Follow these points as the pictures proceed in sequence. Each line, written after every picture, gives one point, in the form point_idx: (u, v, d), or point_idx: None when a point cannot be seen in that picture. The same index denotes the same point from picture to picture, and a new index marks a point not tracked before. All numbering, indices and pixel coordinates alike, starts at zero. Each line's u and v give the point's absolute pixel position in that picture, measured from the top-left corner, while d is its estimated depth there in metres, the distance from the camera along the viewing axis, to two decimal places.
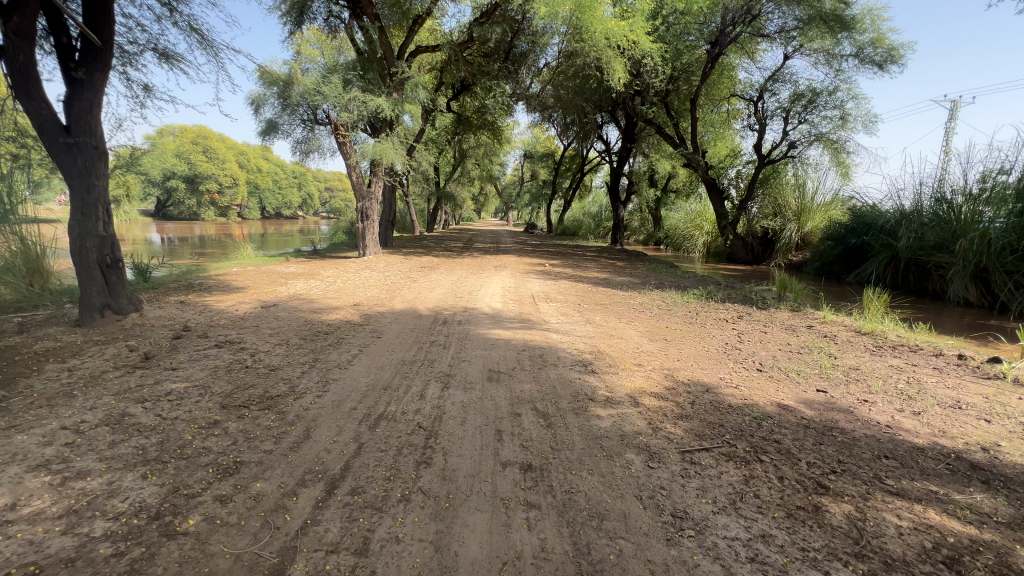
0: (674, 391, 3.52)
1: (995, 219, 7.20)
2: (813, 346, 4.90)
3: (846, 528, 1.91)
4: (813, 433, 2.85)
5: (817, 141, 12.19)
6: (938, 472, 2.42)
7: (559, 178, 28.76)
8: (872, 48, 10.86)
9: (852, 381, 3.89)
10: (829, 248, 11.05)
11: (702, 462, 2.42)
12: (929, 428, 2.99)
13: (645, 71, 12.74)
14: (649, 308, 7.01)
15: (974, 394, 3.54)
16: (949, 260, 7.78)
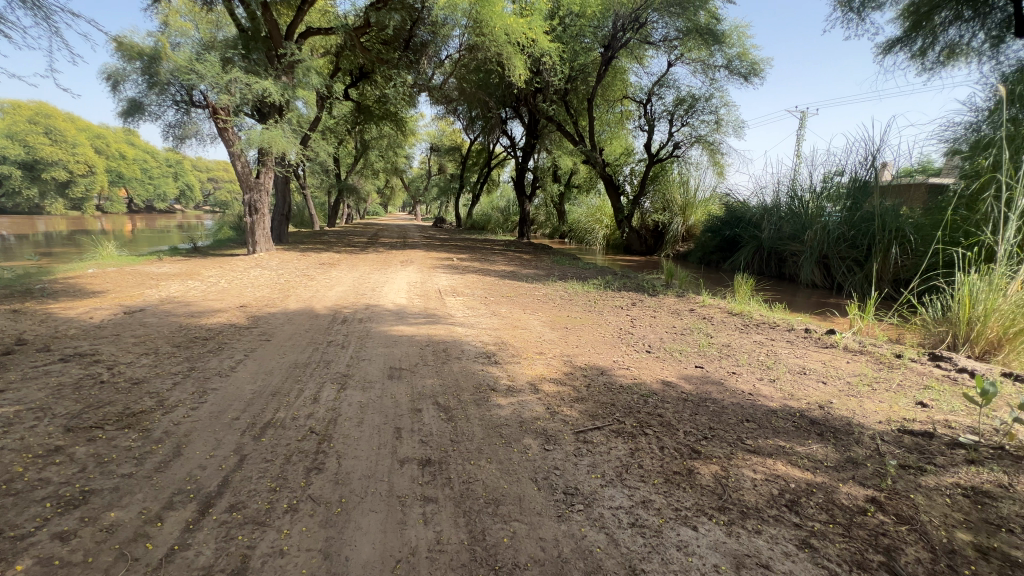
0: (572, 376, 3.71)
1: (833, 213, 8.54)
2: (693, 328, 5.45)
3: (712, 486, 2.15)
4: (690, 405, 3.17)
5: (698, 142, 13.48)
6: (787, 430, 2.82)
7: (467, 173, 28.67)
8: (739, 61, 12.23)
9: (724, 356, 4.39)
10: (709, 240, 12.32)
11: (593, 440, 2.58)
12: (782, 392, 3.48)
13: (545, 69, 13.10)
14: (553, 299, 7.29)
15: (815, 361, 4.19)
16: (800, 248, 9.07)
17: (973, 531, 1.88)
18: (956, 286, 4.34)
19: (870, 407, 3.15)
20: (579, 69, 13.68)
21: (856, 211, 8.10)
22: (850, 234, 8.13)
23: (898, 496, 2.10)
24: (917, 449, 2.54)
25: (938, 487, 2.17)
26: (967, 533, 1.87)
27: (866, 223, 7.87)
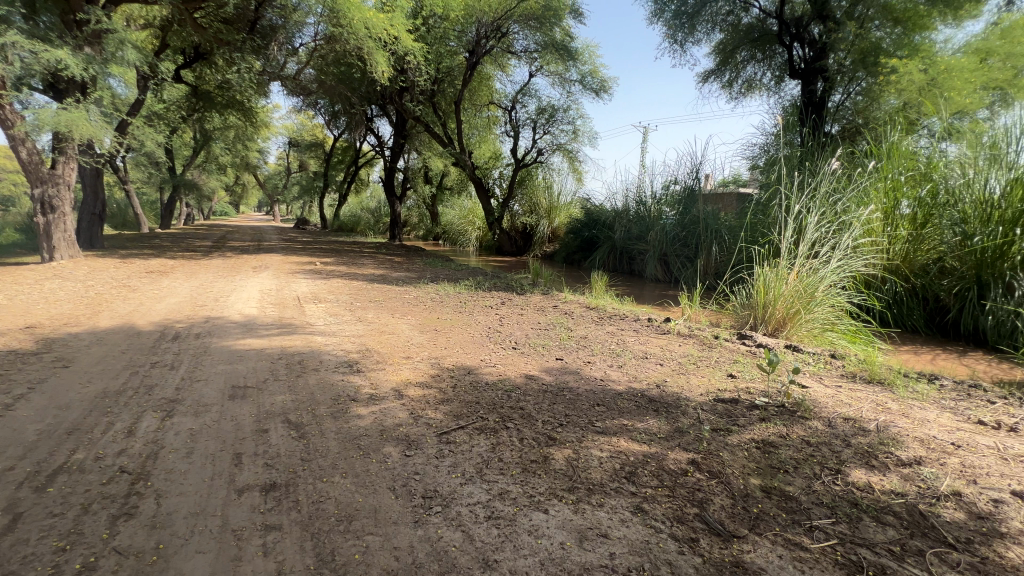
0: (439, 378, 3.69)
1: (669, 216, 9.85)
2: (556, 323, 5.83)
3: (564, 469, 2.31)
4: (549, 396, 3.38)
5: (558, 149, 14.45)
6: (629, 409, 3.15)
7: (331, 171, 26.86)
8: (591, 77, 13.39)
9: (581, 347, 4.77)
10: (571, 241, 13.27)
11: (456, 440, 2.59)
12: (627, 376, 3.90)
13: (410, 68, 12.82)
14: (424, 301, 7.19)
15: (654, 346, 4.78)
16: (645, 247, 10.27)
17: (762, 476, 2.30)
18: (755, 277, 5.30)
19: (694, 383, 3.69)
20: (445, 72, 13.74)
21: (686, 215, 9.45)
22: (683, 234, 9.46)
23: (711, 455, 2.49)
24: (726, 414, 3.03)
25: (739, 444, 2.62)
26: (758, 477, 2.28)
27: (694, 225, 9.21)
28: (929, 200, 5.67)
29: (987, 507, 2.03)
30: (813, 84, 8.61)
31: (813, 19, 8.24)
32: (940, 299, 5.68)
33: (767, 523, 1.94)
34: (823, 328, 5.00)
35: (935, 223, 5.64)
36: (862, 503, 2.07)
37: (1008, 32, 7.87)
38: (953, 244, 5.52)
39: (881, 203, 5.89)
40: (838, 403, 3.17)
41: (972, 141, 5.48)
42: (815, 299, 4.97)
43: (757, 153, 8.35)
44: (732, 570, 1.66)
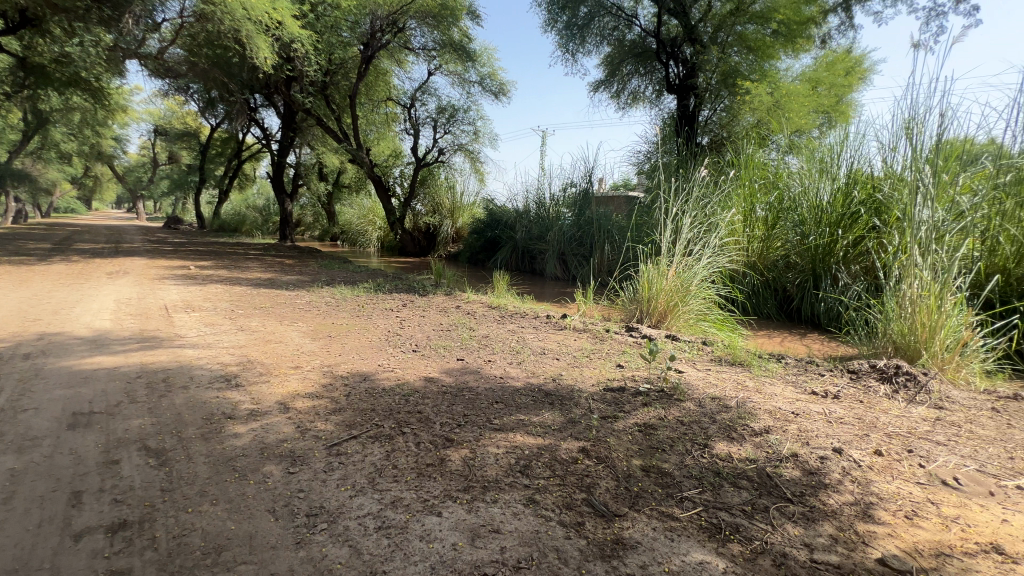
0: (330, 387, 3.48)
1: (567, 217, 10.34)
2: (458, 323, 5.81)
3: (461, 470, 2.31)
4: (448, 397, 3.35)
5: (460, 150, 14.44)
6: (526, 404, 3.25)
7: (207, 164, 24.11)
8: (490, 80, 13.57)
9: (481, 347, 4.81)
10: (475, 241, 13.32)
11: (347, 451, 2.47)
12: (526, 372, 4.01)
13: (297, 57, 11.80)
14: (317, 306, 6.75)
15: (552, 341, 4.99)
16: (545, 247, 10.66)
17: (642, 457, 2.50)
18: (640, 274, 5.77)
19: (587, 374, 3.92)
20: (337, 63, 13.02)
21: (581, 216, 10.00)
22: (579, 235, 9.98)
23: (599, 442, 2.65)
24: (614, 402, 3.25)
25: (624, 428, 2.83)
26: (639, 458, 2.48)
27: (588, 226, 9.76)
28: (776, 205, 6.68)
29: (816, 463, 2.40)
30: (686, 100, 9.58)
31: (685, 41, 9.28)
32: (786, 289, 6.62)
33: (644, 499, 2.11)
34: (697, 318, 5.59)
35: (781, 224, 6.59)
36: (723, 471, 2.34)
37: (831, 65, 9.54)
38: (795, 243, 6.45)
39: (742, 207, 6.81)
40: (707, 385, 3.56)
41: (806, 155, 6.51)
42: (690, 292, 5.55)
43: (641, 160, 9.09)
44: (612, 547, 1.78)
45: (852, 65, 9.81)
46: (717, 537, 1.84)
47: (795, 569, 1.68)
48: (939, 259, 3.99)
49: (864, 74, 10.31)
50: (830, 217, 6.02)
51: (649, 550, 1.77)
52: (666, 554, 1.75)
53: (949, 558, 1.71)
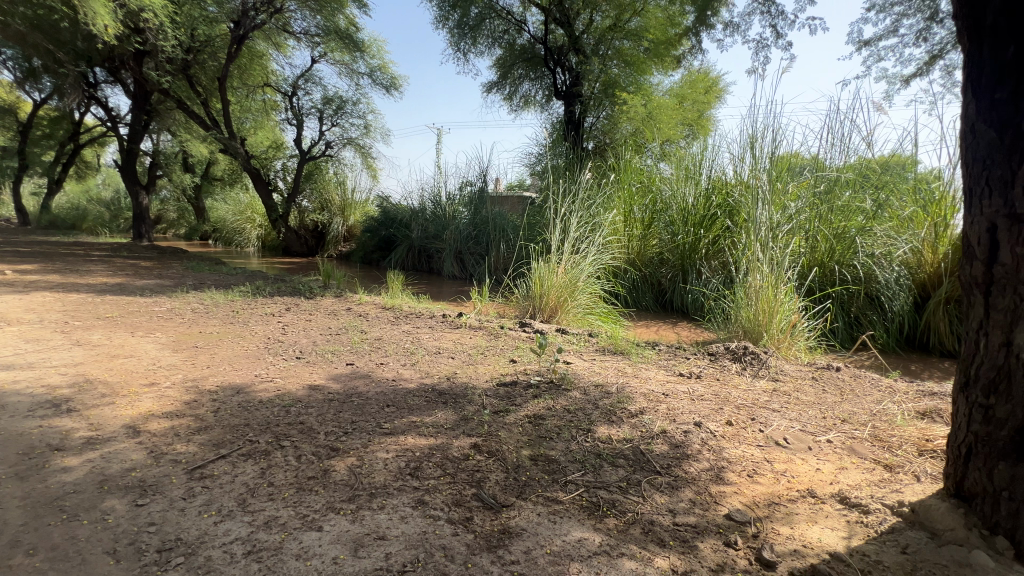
0: (194, 404, 3.09)
1: (463, 215, 10.36)
2: (348, 326, 5.51)
3: (346, 479, 2.20)
4: (335, 404, 3.16)
5: (349, 144, 13.71)
6: (419, 405, 3.19)
7: (29, 147, 19.95)
8: (380, 72, 13.06)
9: (374, 350, 4.62)
10: (368, 240, 12.74)
11: (213, 473, 2.22)
12: (419, 373, 3.94)
13: (149, 29, 10.28)
14: (180, 314, 5.95)
15: (447, 340, 4.96)
16: (442, 245, 10.55)
17: (531, 446, 2.60)
18: (532, 271, 5.99)
19: (481, 372, 3.96)
20: (201, 40, 11.58)
21: (477, 215, 10.11)
22: (475, 233, 10.04)
23: (490, 436, 2.69)
24: (506, 396, 3.33)
25: (514, 421, 2.91)
26: (528, 449, 2.57)
27: (484, 225, 9.87)
28: (651, 207, 7.35)
29: (680, 436, 2.69)
30: (572, 106, 10.11)
31: (570, 51, 9.80)
32: (660, 283, 7.30)
33: (531, 487, 2.19)
34: (585, 312, 5.96)
35: (655, 224, 7.27)
36: (603, 453, 2.52)
37: (693, 84, 10.79)
38: (667, 241, 7.16)
39: (622, 208, 7.39)
40: (592, 374, 3.81)
41: (674, 162, 7.24)
42: (578, 288, 5.90)
43: (533, 162, 9.43)
44: (499, 537, 1.83)
45: (709, 85, 11.20)
46: (595, 514, 1.98)
47: (659, 533, 1.86)
48: (775, 255, 4.71)
49: (719, 93, 11.80)
50: (695, 218, 6.78)
51: (533, 535, 1.85)
52: (548, 537, 1.84)
53: (777, 505, 2.03)
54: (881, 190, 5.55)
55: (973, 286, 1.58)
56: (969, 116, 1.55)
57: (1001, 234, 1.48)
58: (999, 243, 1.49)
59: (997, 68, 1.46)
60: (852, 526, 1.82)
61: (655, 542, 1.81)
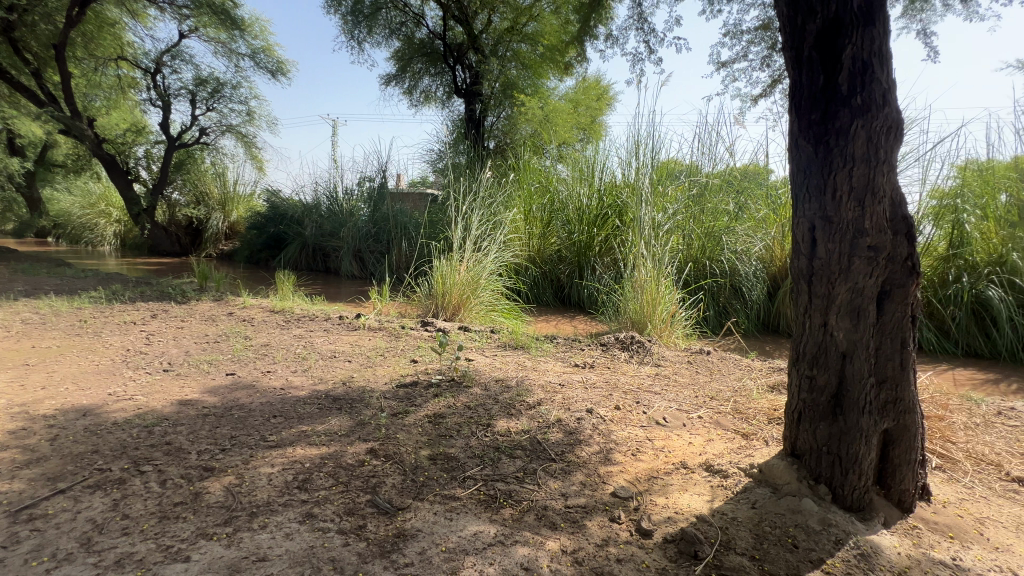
0: (23, 433, 2.58)
1: (362, 212, 9.90)
2: (229, 332, 4.99)
3: (222, 500, 2.00)
4: (210, 420, 2.84)
5: (229, 131, 12.39)
6: (311, 414, 2.99)
7: None
8: (264, 55, 11.97)
9: (259, 357, 4.23)
10: (254, 238, 11.63)
11: (48, 512, 1.89)
12: (312, 379, 3.68)
13: None
14: (5, 326, 4.92)
15: (344, 343, 4.71)
16: (339, 243, 9.97)
17: (430, 446, 2.57)
18: (433, 270, 5.92)
19: (380, 374, 3.81)
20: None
21: (377, 212, 9.73)
22: (374, 231, 9.63)
23: (388, 439, 2.61)
24: (406, 397, 3.25)
25: (414, 422, 2.85)
26: (427, 448, 2.54)
27: (384, 222, 9.53)
28: (549, 206, 7.64)
29: (574, 424, 2.85)
30: (473, 105, 10.14)
31: (469, 49, 9.83)
32: (559, 279, 7.62)
33: (429, 487, 2.17)
34: (488, 309, 6.02)
35: (553, 222, 7.57)
36: (501, 446, 2.57)
37: (586, 91, 11.47)
38: (565, 238, 7.49)
39: (522, 207, 7.61)
40: (493, 369, 3.87)
41: (570, 164, 7.60)
42: (480, 285, 5.94)
43: (434, 159, 9.32)
44: (393, 541, 1.79)
45: (599, 93, 11.98)
46: (492, 507, 2.02)
47: (551, 517, 1.95)
48: (656, 251, 5.17)
49: (609, 101, 12.65)
50: (589, 217, 7.18)
51: (429, 534, 1.83)
52: (444, 535, 1.83)
53: (655, 478, 2.23)
54: (741, 194, 6.33)
55: (798, 277, 1.88)
56: (793, 134, 1.83)
57: (817, 233, 1.77)
58: (817, 241, 1.78)
59: (812, 94, 1.74)
60: (714, 489, 2.07)
61: (547, 527, 1.89)
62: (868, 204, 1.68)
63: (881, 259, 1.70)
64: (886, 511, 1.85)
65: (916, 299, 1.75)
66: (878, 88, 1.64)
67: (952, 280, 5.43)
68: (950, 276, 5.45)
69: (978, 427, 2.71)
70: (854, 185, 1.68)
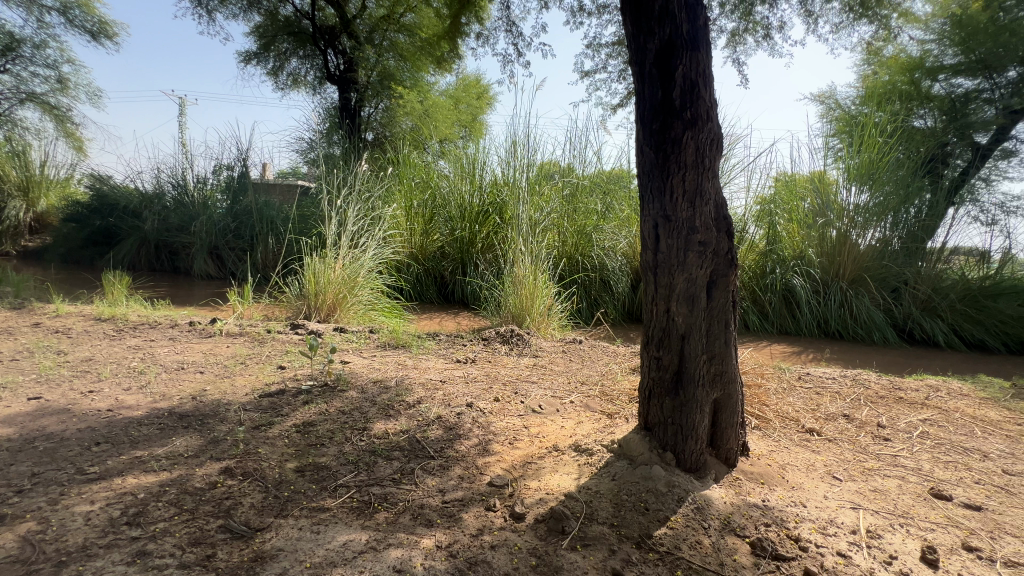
0: None
1: (219, 204, 8.76)
2: (33, 348, 4.04)
3: (18, 554, 1.65)
4: (3, 457, 2.29)
5: (31, 101, 10.02)
6: (148, 436, 2.56)
7: None
8: (80, 12, 9.89)
9: (77, 376, 3.49)
10: (72, 232, 9.62)
11: None
12: (150, 397, 3.14)
13: None
14: None
15: (195, 353, 4.11)
16: (189, 239, 8.68)
17: (298, 457, 2.37)
18: (305, 268, 5.48)
19: (239, 384, 3.39)
20: None
21: (237, 204, 8.69)
22: (234, 226, 8.57)
23: (248, 455, 2.35)
24: (270, 407, 2.95)
25: (278, 434, 2.60)
26: (294, 460, 2.34)
27: (246, 216, 8.55)
28: (431, 202, 7.53)
29: (454, 419, 2.85)
30: (347, 93, 9.55)
31: (342, 33, 9.17)
32: (442, 276, 7.55)
33: (295, 501, 2.01)
34: (367, 308, 5.74)
35: (435, 218, 7.48)
36: (378, 449, 2.47)
37: (466, 89, 11.57)
38: (447, 235, 7.45)
39: (402, 203, 7.44)
40: (371, 371, 3.69)
41: (451, 161, 7.56)
42: (358, 284, 5.64)
43: (304, 148, 8.62)
44: (249, 566, 1.63)
45: (480, 92, 12.12)
46: (364, 513, 1.94)
47: (427, 514, 1.94)
48: (533, 247, 5.41)
49: (490, 101, 12.88)
50: (471, 213, 7.23)
51: (291, 553, 1.70)
52: (309, 550, 1.72)
53: (530, 463, 2.34)
54: (608, 196, 6.88)
55: (646, 270, 2.10)
56: (639, 141, 2.04)
57: (660, 230, 2.00)
58: (659, 237, 2.01)
59: (653, 107, 1.95)
60: (581, 468, 2.24)
61: (423, 525, 1.88)
62: (697, 206, 1.94)
63: (709, 253, 1.98)
64: (716, 468, 2.17)
65: (735, 287, 2.07)
66: (703, 105, 1.91)
67: (769, 271, 6.55)
68: (768, 268, 6.56)
69: (784, 391, 3.33)
70: (686, 189, 1.93)
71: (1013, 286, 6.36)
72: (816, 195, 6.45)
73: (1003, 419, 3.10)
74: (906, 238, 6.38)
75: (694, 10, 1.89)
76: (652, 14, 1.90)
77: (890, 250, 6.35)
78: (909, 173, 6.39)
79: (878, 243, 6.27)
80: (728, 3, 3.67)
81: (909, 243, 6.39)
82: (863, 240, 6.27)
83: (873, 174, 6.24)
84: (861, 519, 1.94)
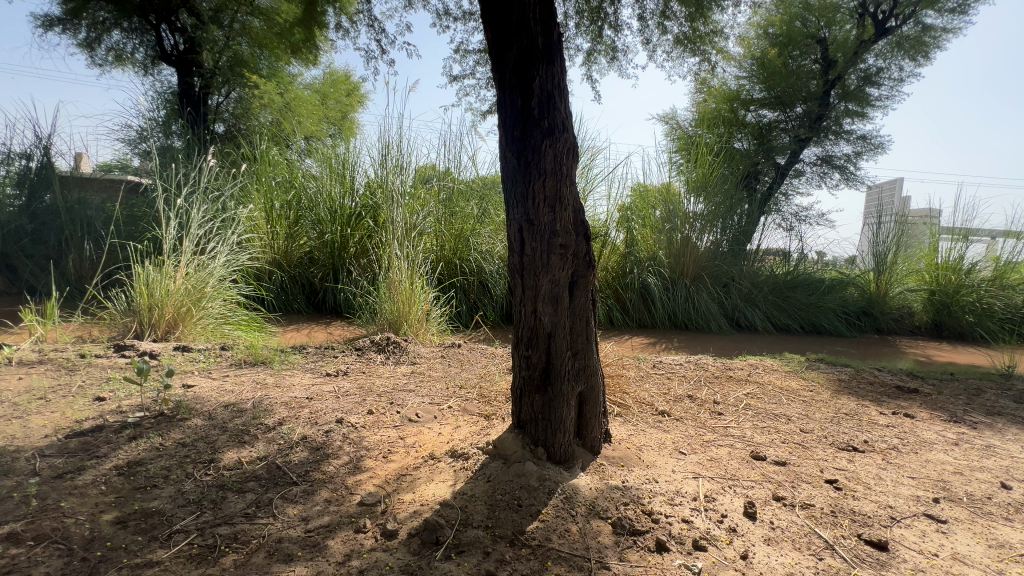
0: None
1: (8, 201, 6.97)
2: None
3: None
4: None
5: None
6: None
7: None
8: None
9: None
10: None
11: None
12: None
13: None
14: None
15: None
16: None
17: (118, 506, 1.97)
18: (133, 278, 4.61)
19: (35, 425, 2.71)
20: None
21: (36, 202, 7.02)
22: (31, 228, 6.89)
23: (43, 513, 1.89)
24: (81, 449, 2.41)
25: (91, 480, 2.14)
26: (112, 510, 1.94)
27: (49, 216, 6.93)
28: (295, 203, 6.89)
29: (321, 438, 2.63)
30: (189, 77, 8.33)
31: (179, 8, 7.67)
32: (311, 283, 6.99)
33: (111, 561, 1.67)
34: (218, 322, 5.03)
35: (300, 221, 6.88)
36: (228, 482, 2.17)
37: (335, 84, 10.86)
38: (316, 238, 6.91)
39: (260, 204, 6.71)
40: (221, 394, 3.24)
41: (318, 159, 7.03)
42: (206, 295, 4.92)
43: (131, 137, 7.27)
44: None
45: (352, 88, 11.46)
46: (206, 561, 1.68)
47: (286, 548, 1.75)
48: (409, 252, 5.28)
49: (362, 99, 12.24)
50: (341, 216, 6.75)
51: None
52: None
53: (405, 475, 2.26)
54: (484, 201, 6.93)
55: (514, 273, 2.16)
56: (502, 146, 2.10)
57: (524, 234, 2.07)
58: (524, 240, 2.09)
59: (514, 114, 2.02)
60: (457, 473, 2.22)
61: (280, 561, 1.69)
62: (558, 210, 2.05)
63: (569, 255, 2.11)
64: (583, 457, 2.31)
65: (594, 286, 2.23)
66: (559, 115, 2.02)
67: (628, 272, 7.26)
68: (627, 269, 7.26)
69: (641, 379, 3.70)
70: (547, 194, 2.03)
71: (806, 279, 7.93)
72: (664, 203, 7.31)
73: (800, 387, 3.84)
74: (733, 241, 7.54)
75: (550, 25, 2.01)
76: (510, 25, 1.96)
77: (721, 251, 7.43)
78: (732, 187, 7.55)
79: (712, 245, 7.30)
80: (582, 23, 3.98)
81: (735, 245, 7.57)
82: (701, 242, 7.26)
83: (706, 187, 7.28)
84: (700, 486, 2.23)
